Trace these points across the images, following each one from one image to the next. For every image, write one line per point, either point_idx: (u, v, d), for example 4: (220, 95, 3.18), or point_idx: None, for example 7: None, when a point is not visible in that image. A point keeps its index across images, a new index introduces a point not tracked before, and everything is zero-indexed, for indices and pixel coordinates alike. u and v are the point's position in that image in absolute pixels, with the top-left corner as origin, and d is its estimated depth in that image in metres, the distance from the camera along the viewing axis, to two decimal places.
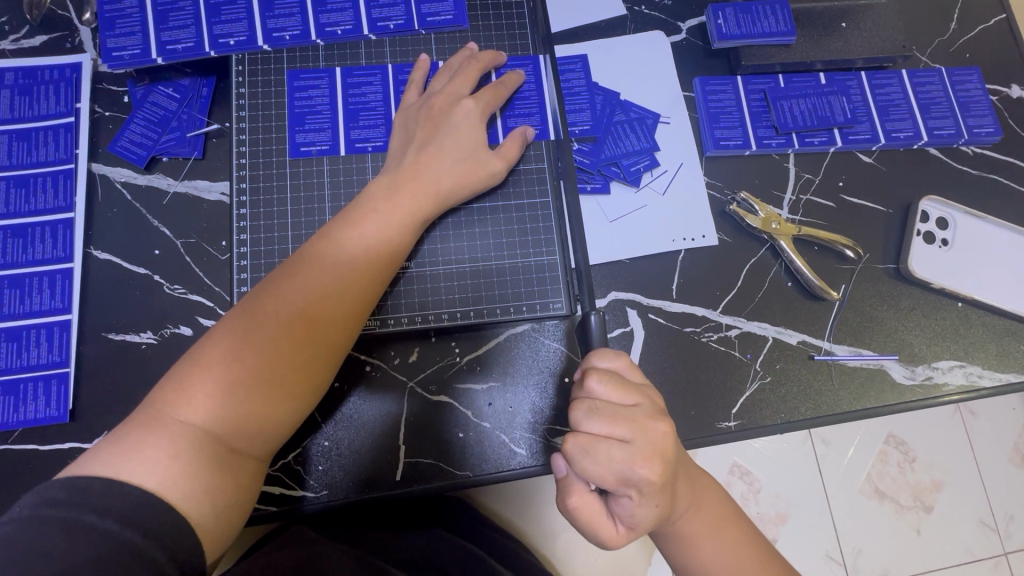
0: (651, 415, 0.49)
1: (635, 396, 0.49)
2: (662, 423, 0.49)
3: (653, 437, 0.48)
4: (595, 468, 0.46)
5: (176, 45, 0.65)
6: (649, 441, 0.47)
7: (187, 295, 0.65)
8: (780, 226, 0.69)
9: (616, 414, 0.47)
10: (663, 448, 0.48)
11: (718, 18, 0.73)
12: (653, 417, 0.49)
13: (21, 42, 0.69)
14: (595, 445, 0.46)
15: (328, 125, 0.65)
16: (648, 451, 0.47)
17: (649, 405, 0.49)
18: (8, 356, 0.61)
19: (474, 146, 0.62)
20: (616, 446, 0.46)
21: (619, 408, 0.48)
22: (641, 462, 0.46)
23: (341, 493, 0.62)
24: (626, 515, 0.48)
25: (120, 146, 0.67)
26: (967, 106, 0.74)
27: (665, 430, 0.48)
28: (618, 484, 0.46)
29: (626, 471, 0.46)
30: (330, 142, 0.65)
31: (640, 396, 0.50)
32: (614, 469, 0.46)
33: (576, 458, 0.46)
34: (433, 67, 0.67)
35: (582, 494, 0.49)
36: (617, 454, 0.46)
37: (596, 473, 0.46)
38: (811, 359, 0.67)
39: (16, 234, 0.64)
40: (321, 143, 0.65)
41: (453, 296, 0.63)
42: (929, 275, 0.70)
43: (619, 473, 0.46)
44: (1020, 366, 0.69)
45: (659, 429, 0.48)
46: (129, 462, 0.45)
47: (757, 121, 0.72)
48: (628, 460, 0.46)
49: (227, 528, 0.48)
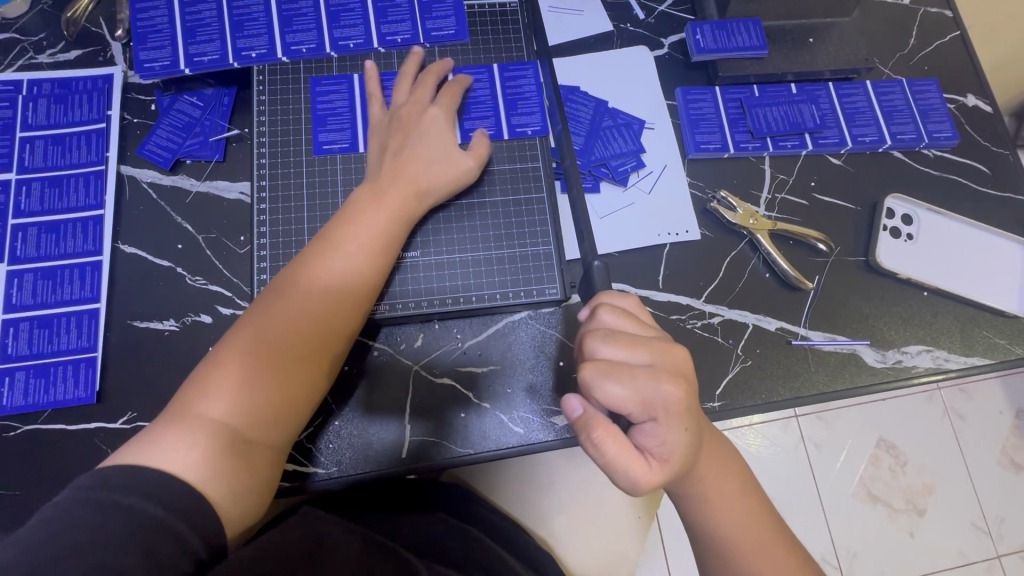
0: (665, 342, 0.53)
1: (646, 328, 0.54)
2: (674, 347, 0.52)
3: (668, 362, 0.51)
4: (619, 389, 0.49)
5: (202, 57, 0.71)
6: (667, 361, 0.51)
7: (207, 285, 0.69)
8: (757, 222, 0.75)
9: (632, 338, 0.51)
10: (679, 368, 0.52)
11: (697, 34, 0.79)
12: (668, 344, 0.53)
13: (58, 56, 0.75)
14: (617, 366, 0.50)
15: (348, 125, 0.71)
16: (668, 371, 0.51)
17: (662, 335, 0.54)
18: (39, 342, 0.66)
19: (446, 147, 0.67)
20: (636, 367, 0.50)
21: (633, 335, 0.52)
22: (664, 379, 0.50)
23: (351, 470, 0.65)
24: (650, 436, 0.50)
25: (147, 149, 0.72)
26: (927, 114, 0.81)
27: (681, 354, 0.53)
28: (642, 404, 0.49)
29: (651, 390, 0.49)
30: (350, 140, 0.71)
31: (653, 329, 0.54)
32: (638, 388, 0.49)
33: (601, 379, 0.49)
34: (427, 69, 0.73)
35: (606, 427, 0.49)
36: (639, 374, 0.50)
37: (623, 396, 0.49)
38: (789, 344, 0.72)
39: (49, 229, 0.69)
40: (342, 141, 0.71)
41: (455, 283, 0.68)
42: (896, 266, 0.76)
43: (644, 391, 0.49)
44: (983, 351, 0.75)
45: (678, 354, 0.52)
46: (154, 452, 0.49)
47: (735, 127, 0.79)
48: (653, 378, 0.50)
49: (245, 511, 0.52)
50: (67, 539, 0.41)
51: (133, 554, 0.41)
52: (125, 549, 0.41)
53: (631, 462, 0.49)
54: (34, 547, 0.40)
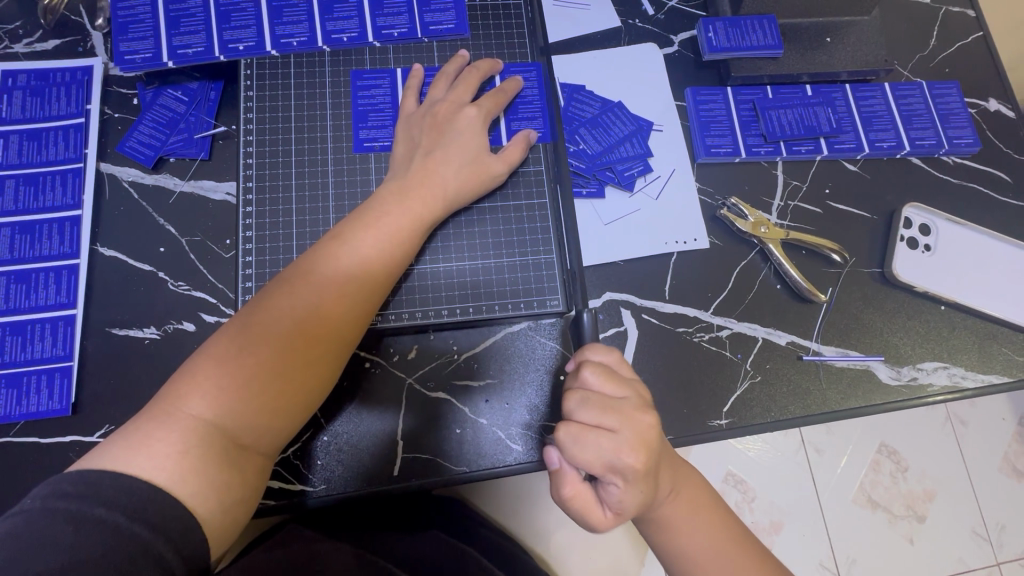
0: (638, 408, 0.50)
1: (624, 389, 0.51)
2: (646, 415, 0.50)
3: (636, 430, 0.49)
4: (582, 455, 0.48)
5: (186, 49, 0.67)
6: (635, 431, 0.49)
7: (191, 292, 0.66)
8: (769, 231, 0.71)
9: (604, 405, 0.49)
10: (647, 438, 0.49)
11: (709, 32, 0.76)
12: (640, 410, 0.50)
13: (34, 45, 0.71)
14: (585, 434, 0.48)
15: (390, 122, 0.68)
16: (634, 441, 0.48)
17: (637, 399, 0.51)
18: (12, 349, 0.62)
19: (477, 152, 0.64)
20: (604, 435, 0.48)
21: (609, 399, 0.50)
22: (627, 450, 0.48)
23: (339, 488, 0.62)
24: (612, 497, 0.49)
25: (129, 146, 0.68)
26: (948, 118, 0.77)
27: (650, 422, 0.50)
28: (605, 471, 0.48)
29: (612, 459, 0.48)
30: (390, 138, 0.67)
31: (629, 390, 0.51)
32: (601, 456, 0.48)
33: (569, 444, 0.48)
34: (424, 75, 0.70)
35: (575, 483, 0.51)
36: (604, 442, 0.48)
37: (586, 461, 0.48)
38: (800, 359, 0.69)
39: (23, 230, 0.65)
40: (383, 139, 0.67)
41: (453, 293, 0.65)
42: (913, 278, 0.72)
43: (606, 459, 0.48)
44: (1001, 368, 0.72)
45: (646, 421, 0.50)
46: (138, 457, 0.45)
47: (747, 130, 0.75)
48: (616, 449, 0.48)
49: (231, 524, 0.48)
50: (34, 562, 0.38)
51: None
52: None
53: (587, 508, 0.51)
54: None
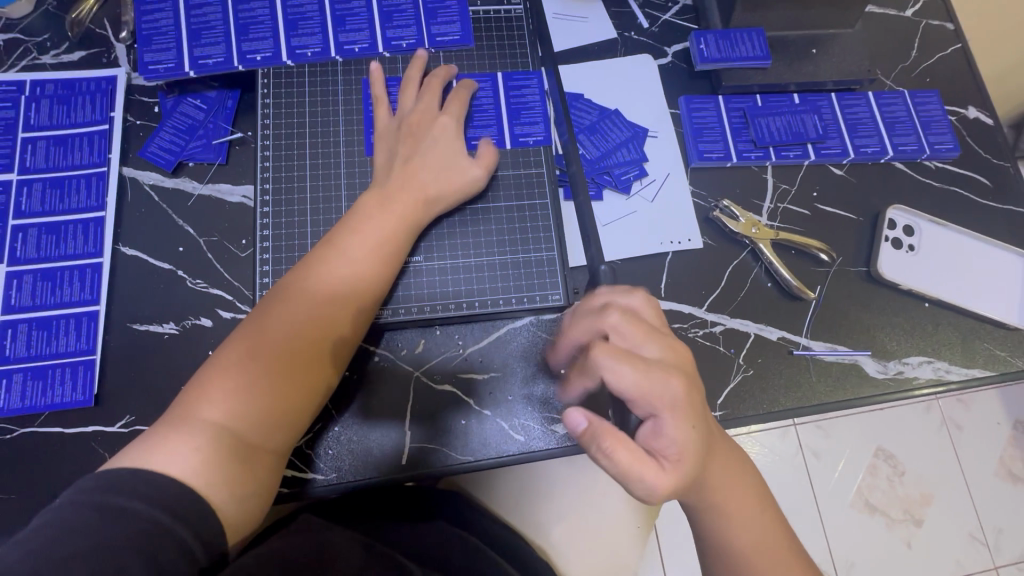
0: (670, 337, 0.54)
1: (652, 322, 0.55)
2: (676, 346, 0.53)
3: (669, 355, 0.52)
4: (630, 381, 0.49)
5: (207, 59, 0.71)
6: (674, 355, 0.52)
7: (208, 289, 0.69)
8: (759, 231, 0.75)
9: (640, 331, 0.52)
10: (684, 363, 0.52)
11: (701, 43, 0.80)
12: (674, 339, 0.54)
13: (61, 56, 0.75)
14: (628, 356, 0.50)
15: None
16: (675, 365, 0.51)
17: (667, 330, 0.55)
18: (38, 343, 0.65)
19: (455, 155, 0.67)
20: (646, 357, 0.50)
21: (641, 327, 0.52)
22: (672, 372, 0.50)
23: (349, 477, 0.65)
24: (662, 434, 0.49)
25: (150, 151, 0.72)
26: (929, 125, 0.81)
27: (686, 350, 0.54)
28: (654, 395, 0.49)
29: (659, 382, 0.49)
30: None
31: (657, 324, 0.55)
32: (649, 378, 0.49)
33: (613, 368, 0.49)
34: (422, 81, 0.73)
35: (617, 434, 0.49)
36: (649, 364, 0.50)
37: (634, 386, 0.49)
38: (791, 354, 0.72)
39: (49, 231, 0.69)
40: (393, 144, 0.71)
41: (459, 288, 0.68)
42: (898, 276, 0.76)
43: (654, 382, 0.49)
44: (984, 363, 0.75)
45: (679, 349, 0.53)
46: (156, 457, 0.48)
47: (738, 136, 0.79)
48: (659, 371, 0.50)
49: (244, 515, 0.51)
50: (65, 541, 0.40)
51: (133, 556, 0.40)
52: (125, 554, 0.40)
53: (644, 468, 0.48)
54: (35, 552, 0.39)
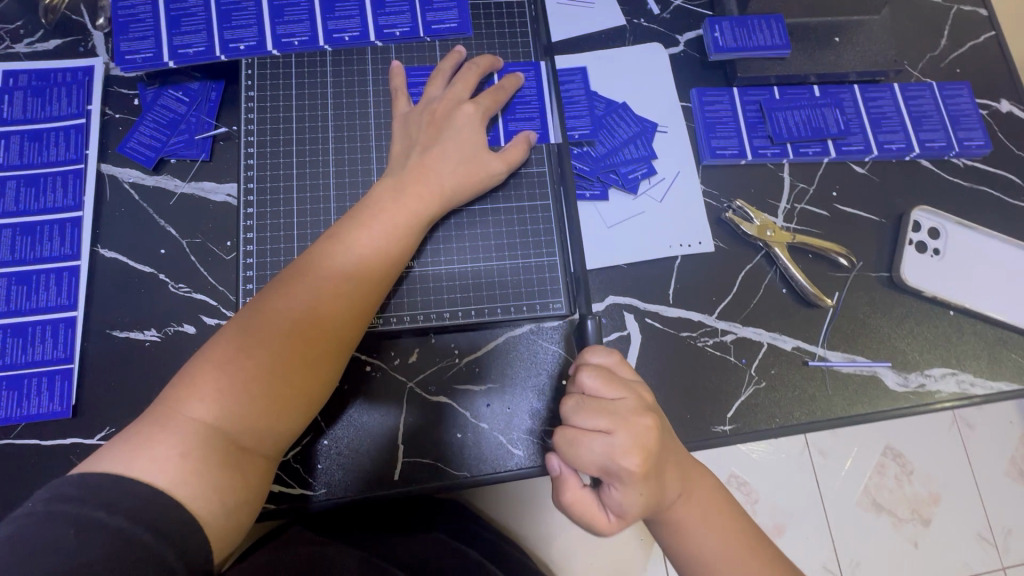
0: (636, 411, 0.50)
1: (621, 391, 0.51)
2: (646, 418, 0.49)
3: (632, 434, 0.48)
4: (577, 461, 0.49)
5: (188, 48, 0.67)
6: (633, 434, 0.48)
7: (191, 294, 0.66)
8: (774, 234, 0.70)
9: (598, 406, 0.49)
10: (647, 443, 0.48)
11: (715, 32, 0.75)
12: (638, 413, 0.49)
13: (35, 45, 0.71)
14: (576, 437, 0.49)
15: None
16: (629, 446, 0.48)
17: (635, 400, 0.51)
18: (13, 351, 0.62)
19: (475, 149, 0.63)
20: (596, 438, 0.48)
21: (603, 401, 0.50)
22: (623, 455, 0.47)
23: (339, 492, 0.62)
24: (617, 506, 0.49)
25: (129, 147, 0.68)
26: (958, 120, 0.76)
27: (649, 425, 0.49)
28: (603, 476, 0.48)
29: (607, 464, 0.48)
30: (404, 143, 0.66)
31: (627, 392, 0.51)
32: (595, 460, 0.48)
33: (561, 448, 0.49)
34: (407, 73, 0.69)
35: (576, 489, 0.51)
36: (597, 446, 0.48)
37: (582, 465, 0.49)
38: (805, 365, 0.68)
39: (25, 232, 0.65)
40: (384, 141, 0.67)
41: (455, 295, 0.64)
42: (922, 283, 0.71)
43: (602, 464, 0.48)
44: (1011, 374, 0.70)
45: (646, 424, 0.49)
46: (139, 460, 0.45)
47: (753, 132, 0.74)
48: (608, 454, 0.48)
49: (233, 528, 0.48)
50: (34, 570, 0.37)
51: None
52: None
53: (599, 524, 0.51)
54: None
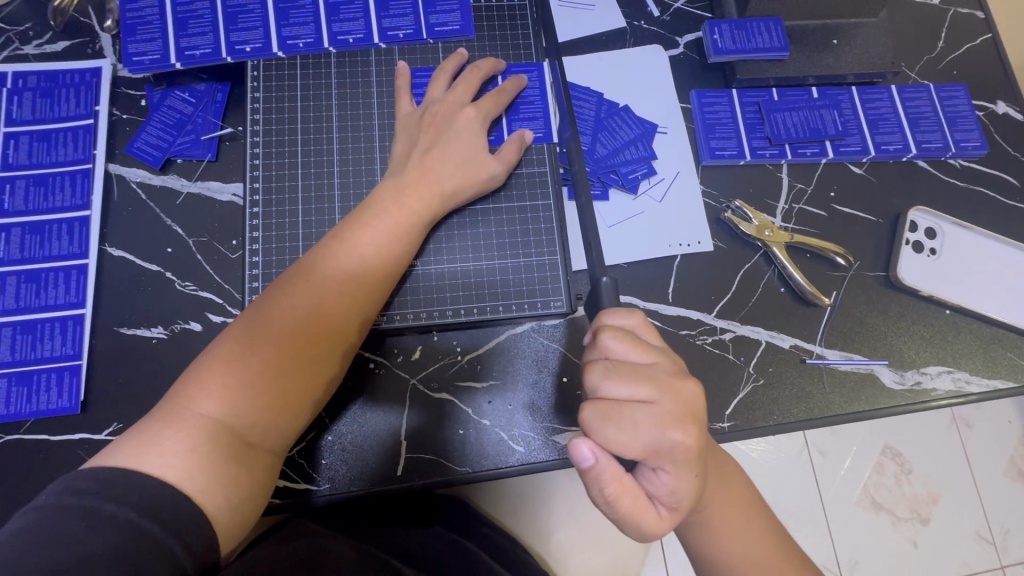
0: (675, 376, 0.50)
1: (652, 355, 0.51)
2: (683, 382, 0.50)
3: (676, 402, 0.48)
4: (620, 436, 0.47)
5: (194, 50, 0.68)
6: (676, 400, 0.48)
7: (197, 292, 0.67)
8: (773, 234, 0.71)
9: (635, 374, 0.49)
10: (690, 408, 0.49)
11: (714, 34, 0.76)
12: (677, 377, 0.50)
13: (43, 47, 0.72)
14: (617, 410, 0.47)
15: None
16: (675, 414, 0.48)
17: (668, 364, 0.51)
18: (22, 348, 0.63)
19: (477, 150, 0.64)
20: (640, 409, 0.47)
21: (636, 367, 0.49)
22: (671, 425, 0.47)
23: (342, 487, 0.63)
24: (660, 482, 0.48)
25: (137, 147, 0.69)
26: (955, 121, 0.77)
27: (692, 389, 0.50)
28: (648, 451, 0.47)
29: (656, 436, 0.47)
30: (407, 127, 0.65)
31: (657, 356, 0.51)
32: (641, 434, 0.47)
33: (600, 423, 0.47)
34: (413, 73, 0.70)
35: (619, 479, 0.47)
36: (643, 417, 0.47)
37: (626, 442, 0.47)
38: (803, 363, 0.69)
39: (33, 230, 0.66)
40: (388, 141, 0.68)
41: (457, 293, 0.65)
42: (919, 282, 0.72)
43: (648, 438, 0.47)
44: (1007, 372, 0.71)
45: (685, 389, 0.49)
46: (148, 455, 0.46)
47: (752, 133, 0.75)
48: (657, 424, 0.47)
49: (240, 522, 0.49)
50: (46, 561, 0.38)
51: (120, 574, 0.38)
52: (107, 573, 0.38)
53: (642, 514, 0.48)
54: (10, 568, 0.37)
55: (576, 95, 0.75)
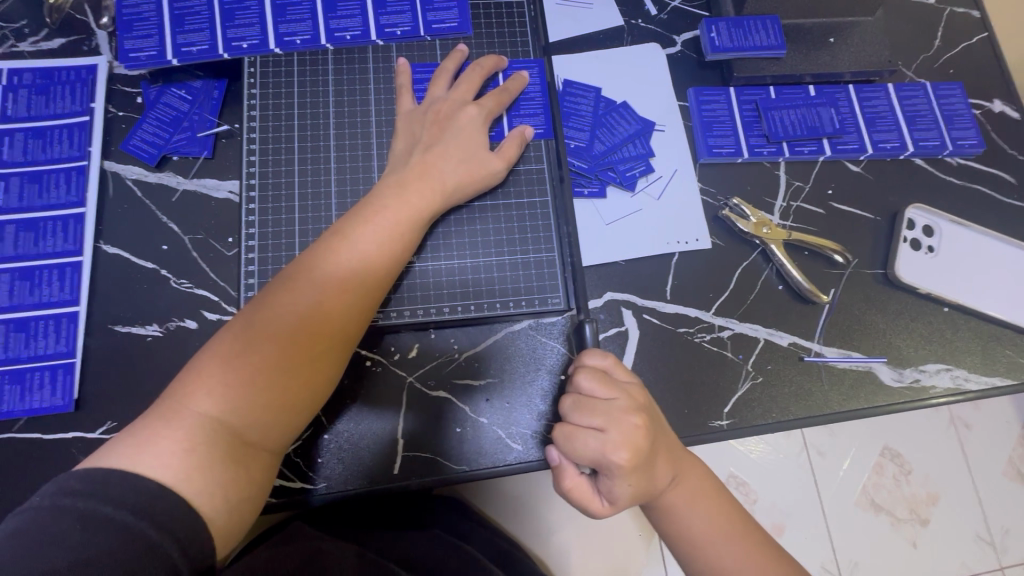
0: (628, 411, 0.51)
1: (615, 391, 0.53)
2: (636, 415, 0.51)
3: (619, 432, 0.50)
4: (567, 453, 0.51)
5: (191, 47, 0.67)
6: (621, 432, 0.50)
7: (193, 289, 0.66)
8: (771, 231, 0.71)
9: (590, 406, 0.52)
10: (634, 441, 0.50)
11: (711, 32, 0.76)
12: (630, 413, 0.51)
13: (39, 44, 0.72)
14: (567, 432, 0.51)
15: None
16: (618, 442, 0.50)
17: (630, 400, 0.52)
18: (15, 346, 0.63)
19: (477, 147, 0.64)
20: (585, 435, 0.51)
21: (595, 399, 0.52)
22: (610, 451, 0.50)
23: (340, 486, 0.62)
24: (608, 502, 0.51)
25: (133, 144, 0.69)
26: (951, 119, 0.77)
27: (638, 425, 0.50)
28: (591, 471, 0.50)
29: (600, 459, 0.50)
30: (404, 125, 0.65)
31: (622, 393, 0.52)
32: (584, 455, 0.50)
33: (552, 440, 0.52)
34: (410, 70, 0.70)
35: (573, 480, 0.53)
36: (586, 441, 0.51)
37: (571, 459, 0.51)
38: (802, 360, 0.69)
39: (27, 227, 0.66)
40: (385, 139, 0.67)
41: (456, 290, 0.65)
42: (916, 280, 0.72)
43: (590, 459, 0.50)
44: (1005, 370, 0.71)
45: (635, 423, 0.51)
46: (144, 455, 0.46)
47: (749, 131, 0.75)
48: (599, 449, 0.50)
49: (237, 523, 0.48)
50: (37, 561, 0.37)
51: None
52: None
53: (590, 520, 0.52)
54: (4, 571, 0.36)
55: (575, 92, 0.75)
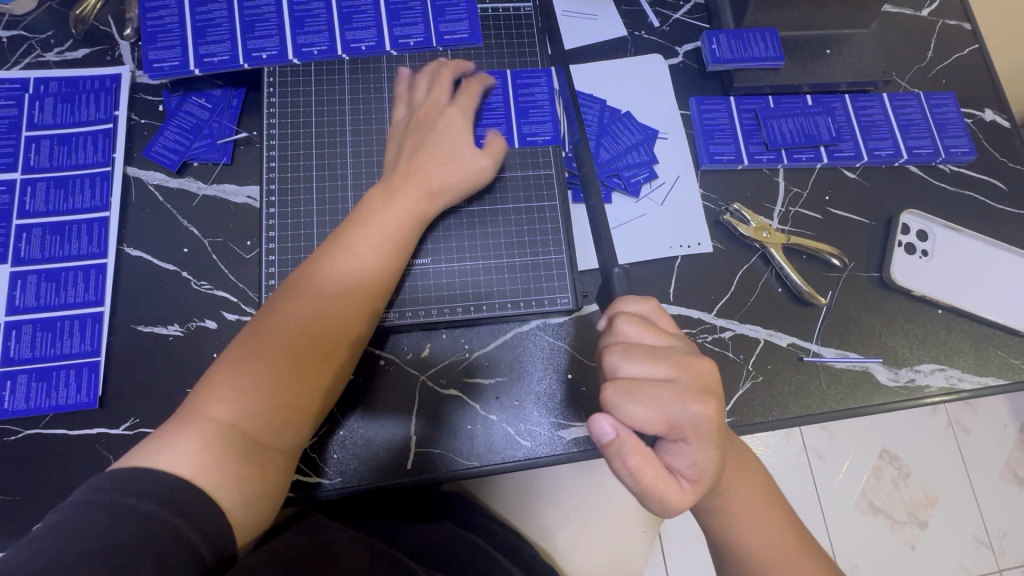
0: (688, 354, 0.52)
1: (666, 338, 0.52)
2: (696, 359, 0.51)
3: (691, 378, 0.50)
4: (642, 411, 0.48)
5: (212, 57, 0.70)
6: (692, 376, 0.50)
7: (213, 290, 0.69)
8: (770, 235, 0.74)
9: (652, 353, 0.50)
10: (705, 383, 0.50)
11: (713, 43, 0.79)
12: (691, 356, 0.52)
13: (64, 54, 0.74)
14: (640, 386, 0.48)
15: None
16: (693, 388, 0.50)
17: (683, 344, 0.53)
18: (41, 344, 0.65)
19: (460, 146, 0.66)
20: (660, 385, 0.49)
21: (653, 348, 0.51)
22: (691, 398, 0.49)
23: (354, 480, 0.64)
24: (682, 458, 0.50)
25: (154, 151, 0.71)
26: (944, 128, 0.80)
27: (707, 366, 0.51)
28: (670, 426, 0.48)
29: (677, 410, 0.48)
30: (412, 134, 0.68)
31: (672, 338, 0.53)
32: (663, 408, 0.48)
33: (622, 400, 0.48)
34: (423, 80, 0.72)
35: (641, 453, 0.48)
36: (663, 392, 0.49)
37: (648, 417, 0.48)
38: (801, 360, 0.71)
39: (54, 231, 0.68)
40: None
41: (466, 291, 0.68)
42: (911, 282, 0.75)
43: (670, 413, 0.48)
44: (998, 371, 0.73)
45: (701, 366, 0.51)
46: (164, 455, 0.48)
47: (749, 138, 0.78)
48: (678, 398, 0.49)
49: (254, 517, 0.50)
50: (73, 543, 0.39)
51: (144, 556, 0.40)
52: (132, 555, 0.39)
53: (667, 487, 0.49)
54: (38, 559, 0.38)
55: (582, 101, 0.78)
